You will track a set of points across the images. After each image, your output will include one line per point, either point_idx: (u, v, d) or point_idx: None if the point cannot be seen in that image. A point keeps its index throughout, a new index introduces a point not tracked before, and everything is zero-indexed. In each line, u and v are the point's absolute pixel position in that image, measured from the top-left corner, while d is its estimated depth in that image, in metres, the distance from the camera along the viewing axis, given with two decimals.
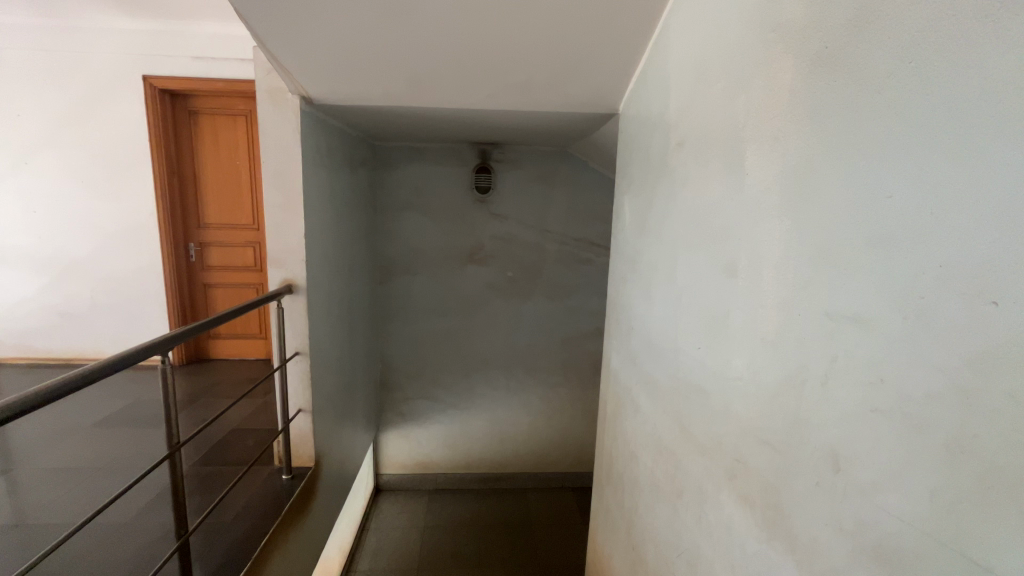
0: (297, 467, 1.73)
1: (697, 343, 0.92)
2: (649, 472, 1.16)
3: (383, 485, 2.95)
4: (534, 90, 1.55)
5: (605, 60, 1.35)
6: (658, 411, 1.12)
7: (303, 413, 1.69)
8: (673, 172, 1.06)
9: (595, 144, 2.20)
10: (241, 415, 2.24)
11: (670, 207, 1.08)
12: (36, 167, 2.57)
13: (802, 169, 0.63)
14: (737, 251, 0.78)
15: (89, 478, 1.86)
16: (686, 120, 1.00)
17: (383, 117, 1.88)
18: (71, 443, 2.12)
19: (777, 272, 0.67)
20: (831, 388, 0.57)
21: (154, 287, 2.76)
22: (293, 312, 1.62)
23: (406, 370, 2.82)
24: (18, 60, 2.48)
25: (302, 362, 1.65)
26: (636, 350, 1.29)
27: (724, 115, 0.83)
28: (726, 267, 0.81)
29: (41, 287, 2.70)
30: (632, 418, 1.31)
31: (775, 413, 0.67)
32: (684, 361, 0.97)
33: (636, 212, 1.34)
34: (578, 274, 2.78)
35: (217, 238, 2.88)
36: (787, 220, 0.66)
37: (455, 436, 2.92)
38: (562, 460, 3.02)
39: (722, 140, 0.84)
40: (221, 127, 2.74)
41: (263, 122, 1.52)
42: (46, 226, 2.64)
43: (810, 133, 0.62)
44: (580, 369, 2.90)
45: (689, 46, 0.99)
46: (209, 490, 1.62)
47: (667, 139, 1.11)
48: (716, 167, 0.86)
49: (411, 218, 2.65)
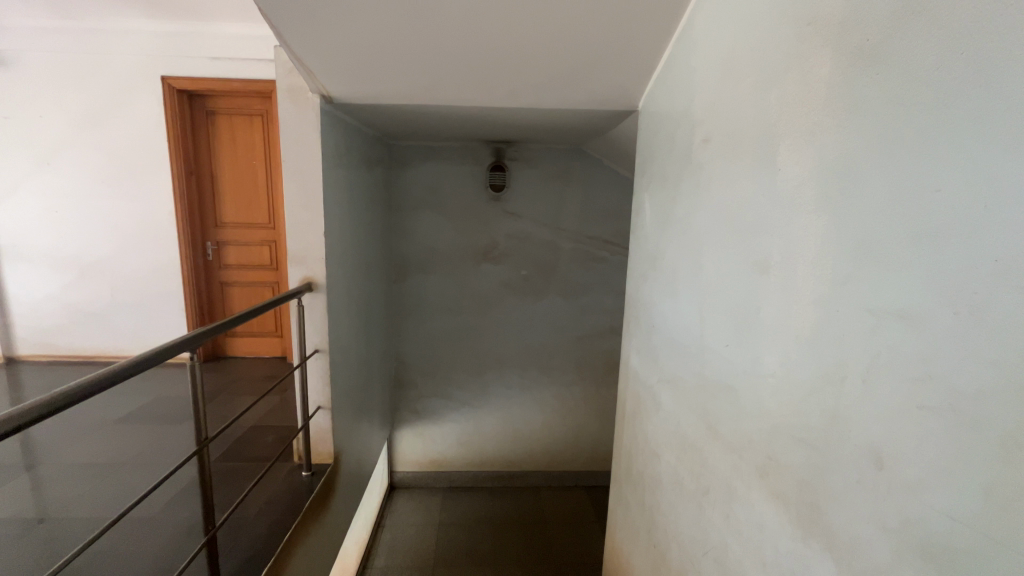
0: (316, 464, 1.74)
1: (725, 340, 0.91)
2: (673, 471, 1.16)
3: (397, 482, 2.96)
4: (553, 88, 1.54)
5: (626, 57, 1.34)
6: (682, 409, 1.11)
7: (322, 410, 1.71)
8: (698, 169, 1.05)
9: (611, 142, 2.19)
10: (259, 412, 2.27)
11: (695, 204, 1.07)
12: (58, 168, 2.62)
13: (842, 163, 0.62)
14: (769, 247, 0.77)
15: (112, 473, 1.89)
16: (713, 116, 0.99)
17: (400, 115, 1.88)
18: (95, 439, 2.16)
19: (814, 269, 0.67)
20: (873, 384, 0.56)
21: (173, 286, 2.79)
22: (313, 309, 1.63)
23: (421, 368, 2.83)
24: (40, 62, 2.52)
25: (321, 360, 1.66)
26: (658, 348, 1.28)
27: (754, 112, 0.83)
28: (758, 263, 0.80)
29: (63, 286, 2.75)
30: (654, 417, 1.30)
31: (810, 409, 0.67)
32: (711, 357, 0.97)
33: (657, 210, 1.33)
34: (591, 272, 2.77)
35: (233, 237, 2.91)
36: (824, 215, 0.65)
37: (470, 434, 2.93)
38: (576, 459, 3.02)
39: (752, 137, 0.83)
40: (237, 126, 2.76)
41: (284, 121, 1.54)
42: (67, 226, 2.68)
43: (850, 127, 0.61)
44: (594, 368, 2.89)
45: (716, 42, 0.98)
46: (231, 486, 1.64)
47: (692, 135, 1.10)
48: (746, 163, 0.85)
49: (425, 217, 2.66)
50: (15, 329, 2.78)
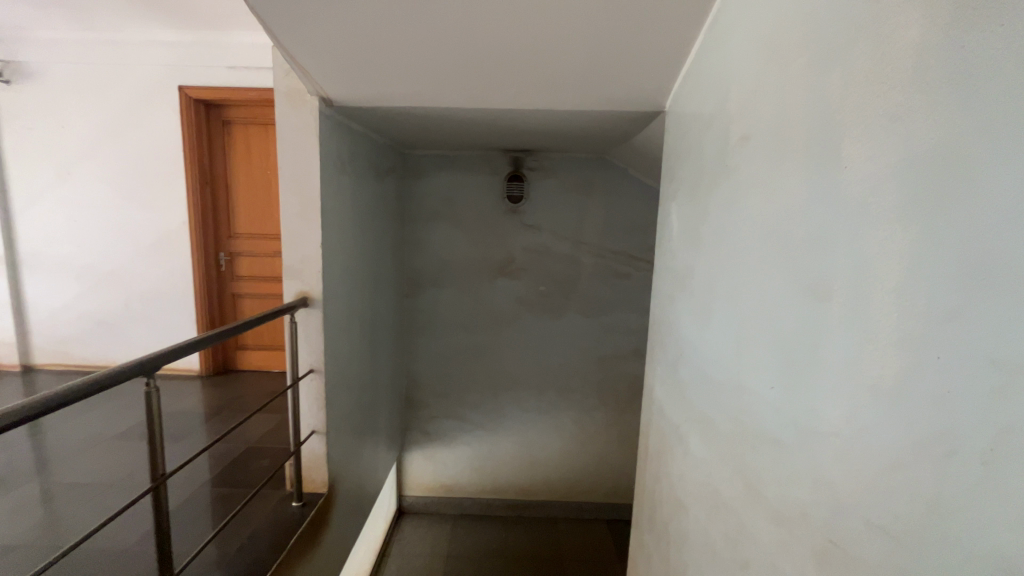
0: (310, 493, 1.62)
1: (771, 382, 0.74)
2: (703, 531, 0.97)
3: (406, 507, 2.82)
4: (569, 88, 1.41)
5: (649, 49, 1.19)
6: (714, 457, 0.93)
7: (316, 435, 1.58)
8: (734, 174, 0.89)
9: (637, 148, 2.04)
10: (261, 431, 2.18)
11: (730, 215, 0.91)
12: (78, 178, 2.63)
13: (939, 156, 0.45)
14: (828, 268, 0.61)
15: (104, 490, 1.82)
16: (753, 111, 0.83)
17: (409, 121, 1.78)
18: (95, 453, 2.10)
19: (897, 301, 0.50)
20: (1002, 473, 0.39)
21: (186, 297, 2.76)
22: (309, 326, 1.52)
23: (432, 387, 2.70)
24: (64, 74, 2.55)
25: (316, 381, 1.55)
26: (685, 381, 1.11)
27: (805, 102, 0.67)
28: (812, 289, 0.64)
29: (80, 295, 2.75)
30: (681, 462, 1.12)
31: (896, 490, 0.50)
32: (750, 400, 0.80)
33: (685, 223, 1.16)
34: (615, 289, 2.59)
35: (246, 248, 2.87)
36: (912, 228, 0.48)
37: (482, 459, 2.77)
38: (597, 490, 2.81)
39: (804, 132, 0.67)
40: (253, 136, 2.73)
41: (281, 126, 1.45)
42: (85, 235, 2.68)
43: (949, 107, 0.45)
44: (616, 391, 2.70)
45: (756, 24, 0.83)
46: (218, 513, 1.53)
47: (727, 133, 0.94)
48: (796, 163, 0.69)
49: (439, 229, 2.55)
50: (33, 337, 2.79)
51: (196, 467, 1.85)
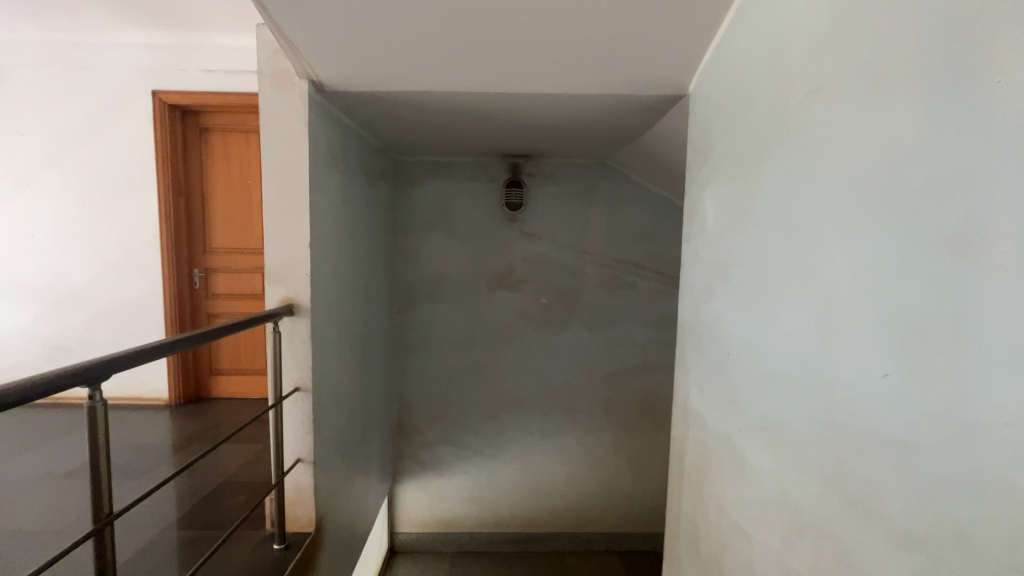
0: (294, 532, 1.40)
1: (884, 369, 0.60)
2: (776, 561, 0.81)
3: (399, 546, 2.57)
4: (585, 71, 1.30)
5: (675, 26, 1.08)
6: (790, 471, 0.78)
7: (302, 464, 1.38)
8: (799, 134, 0.78)
9: (644, 148, 1.94)
10: (237, 464, 1.95)
11: (797, 181, 0.78)
12: (39, 188, 2.42)
13: None
14: (983, 210, 0.48)
15: (48, 534, 1.56)
16: (823, 59, 0.72)
17: (403, 114, 1.65)
18: (43, 492, 1.83)
19: None
20: None
21: (155, 318, 2.53)
22: (294, 338, 1.34)
23: (426, 410, 2.50)
24: (27, 78, 2.37)
25: (302, 401, 1.36)
26: (736, 383, 0.97)
27: (915, 24, 0.56)
28: (952, 243, 0.51)
29: (35, 317, 2.50)
30: (735, 477, 0.97)
31: None
32: (849, 395, 0.66)
33: (726, 205, 1.04)
34: (619, 300, 2.46)
35: (223, 264, 2.67)
36: None
37: (482, 488, 2.55)
38: (606, 518, 2.60)
39: (917, 57, 0.55)
40: (232, 144, 2.57)
41: (264, 111, 1.30)
42: (44, 251, 2.46)
43: None
44: (625, 410, 2.54)
45: None
46: (184, 560, 1.31)
47: (782, 94, 0.83)
48: (908, 95, 0.57)
49: (433, 239, 2.40)
50: None
51: (159, 506, 1.61)
